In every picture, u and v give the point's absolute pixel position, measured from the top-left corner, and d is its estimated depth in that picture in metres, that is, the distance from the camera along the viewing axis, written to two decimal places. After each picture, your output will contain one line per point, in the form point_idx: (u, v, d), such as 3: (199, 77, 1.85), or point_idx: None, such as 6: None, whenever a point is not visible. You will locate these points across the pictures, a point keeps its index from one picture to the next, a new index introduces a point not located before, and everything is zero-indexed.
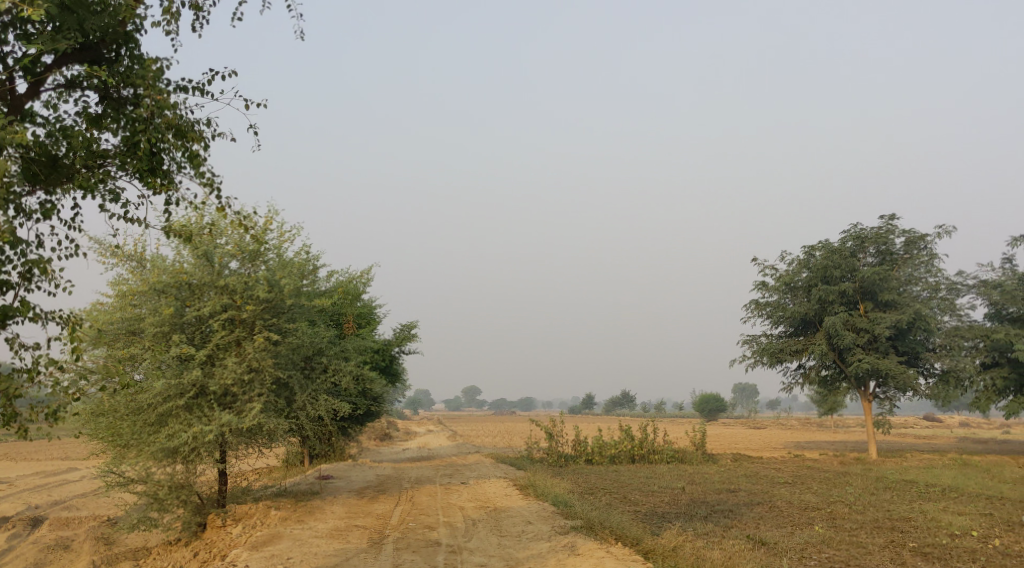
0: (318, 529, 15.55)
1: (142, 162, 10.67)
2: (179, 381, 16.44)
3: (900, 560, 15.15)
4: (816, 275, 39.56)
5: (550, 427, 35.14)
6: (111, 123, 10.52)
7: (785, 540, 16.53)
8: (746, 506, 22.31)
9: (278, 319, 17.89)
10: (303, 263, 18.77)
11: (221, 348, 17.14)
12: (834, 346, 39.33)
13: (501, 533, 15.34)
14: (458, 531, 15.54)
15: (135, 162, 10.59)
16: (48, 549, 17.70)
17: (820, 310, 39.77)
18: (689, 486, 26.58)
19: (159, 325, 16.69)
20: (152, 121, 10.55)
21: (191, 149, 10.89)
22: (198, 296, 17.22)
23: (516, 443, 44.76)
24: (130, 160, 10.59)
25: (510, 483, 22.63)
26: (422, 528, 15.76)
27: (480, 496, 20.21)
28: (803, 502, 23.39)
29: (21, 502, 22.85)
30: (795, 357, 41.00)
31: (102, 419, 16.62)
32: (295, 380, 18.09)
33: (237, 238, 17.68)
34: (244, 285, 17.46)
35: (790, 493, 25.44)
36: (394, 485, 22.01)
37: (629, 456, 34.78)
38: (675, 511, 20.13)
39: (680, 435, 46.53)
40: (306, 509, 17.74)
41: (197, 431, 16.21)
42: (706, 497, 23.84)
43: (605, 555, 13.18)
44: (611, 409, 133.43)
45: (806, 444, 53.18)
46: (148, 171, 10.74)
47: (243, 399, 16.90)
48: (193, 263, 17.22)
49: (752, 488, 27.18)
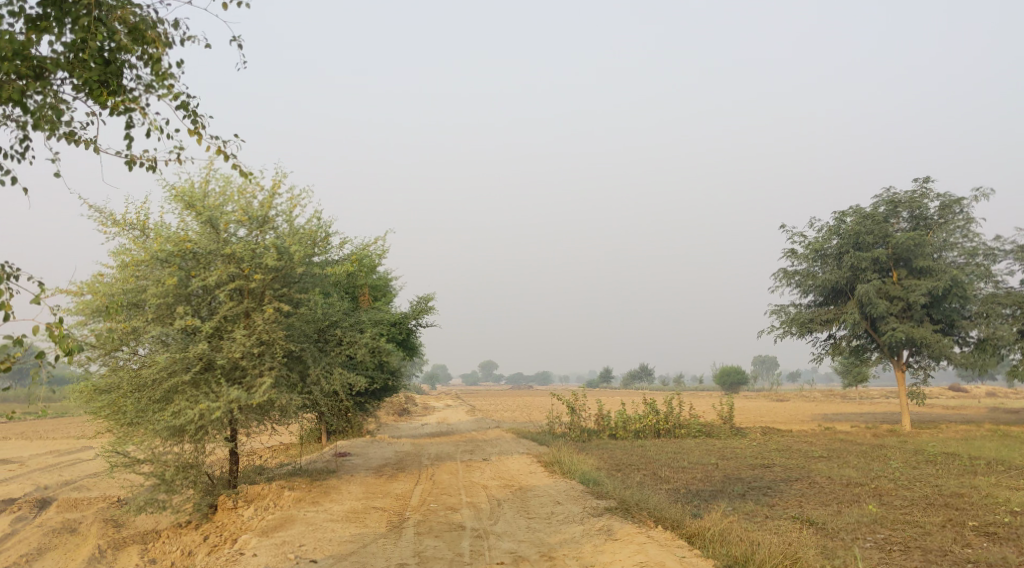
0: (333, 511, 14.55)
1: (92, 72, 9.55)
2: (184, 355, 15.47)
3: (965, 541, 13.99)
4: (848, 241, 38.07)
5: (573, 401, 34.08)
6: (53, 26, 9.37)
7: (835, 520, 15.41)
8: (783, 482, 21.17)
9: (289, 290, 16.83)
10: (315, 230, 17.56)
11: (228, 321, 16.14)
12: (867, 315, 37.90)
13: (530, 515, 14.25)
14: (484, 513, 14.48)
15: (83, 72, 9.48)
16: (53, 533, 16.81)
17: (851, 278, 38.28)
18: (721, 461, 25.49)
19: (162, 297, 15.68)
20: (101, 22, 9.37)
21: (152, 56, 9.75)
22: (204, 266, 16.08)
23: (536, 417, 43.86)
24: (78, 69, 9.48)
25: (534, 460, 21.59)
26: (444, 510, 14.71)
27: (505, 474, 19.21)
28: (843, 477, 22.22)
29: (30, 483, 22.09)
30: (826, 327, 39.61)
31: (104, 396, 15.69)
32: (309, 353, 17.07)
33: (244, 203, 16.57)
34: (252, 253, 16.28)
35: (829, 468, 24.35)
36: (414, 462, 21.12)
37: (655, 431, 33.67)
38: (712, 489, 19.00)
39: (705, 408, 45.43)
40: (321, 489, 16.77)
41: (204, 408, 15.22)
42: (741, 473, 22.76)
43: (647, 541, 12.07)
44: (630, 383, 132.28)
45: (833, 416, 51.87)
46: (99, 83, 9.61)
47: (253, 373, 15.92)
48: (198, 231, 16.13)
49: (787, 463, 26.09)
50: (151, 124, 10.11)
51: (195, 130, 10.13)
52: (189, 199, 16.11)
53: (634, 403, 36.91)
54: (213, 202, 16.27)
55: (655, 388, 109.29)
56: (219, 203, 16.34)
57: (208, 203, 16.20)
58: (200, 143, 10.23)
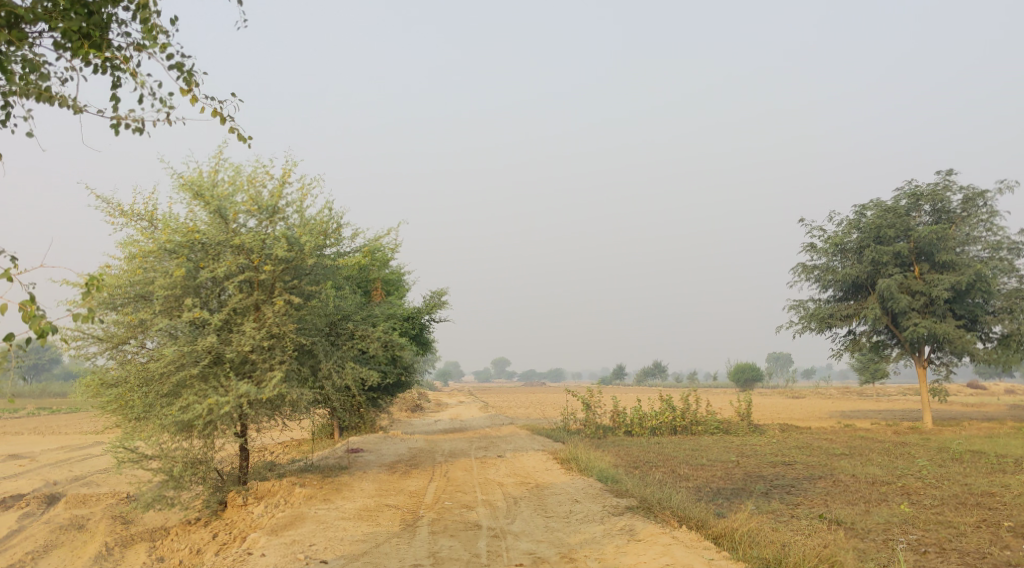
0: (345, 509, 14.11)
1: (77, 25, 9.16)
2: (193, 348, 15.08)
3: (1003, 542, 13.39)
4: (868, 235, 37.30)
5: (588, 398, 33.53)
6: None
7: (863, 520, 14.84)
8: (806, 480, 20.57)
9: (300, 282, 16.43)
10: (327, 220, 17.11)
11: (238, 313, 15.76)
12: (888, 310, 37.17)
13: (548, 514, 13.78)
14: (500, 511, 14.03)
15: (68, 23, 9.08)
16: (60, 530, 16.48)
17: (872, 272, 37.53)
18: (741, 459, 24.88)
19: (170, 289, 15.29)
20: None
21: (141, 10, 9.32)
22: (213, 257, 15.67)
23: (550, 414, 43.43)
24: (60, 20, 9.08)
25: (550, 457, 21.09)
26: (459, 508, 14.24)
27: (520, 471, 18.75)
28: (868, 475, 21.62)
29: (39, 479, 21.80)
30: (846, 323, 38.90)
31: (111, 390, 15.33)
32: (320, 347, 16.66)
33: (254, 193, 16.13)
34: (262, 243, 15.85)
35: (852, 466, 23.72)
36: (427, 459, 20.67)
37: (671, 427, 33.09)
38: (733, 488, 18.46)
39: (722, 405, 44.84)
40: (333, 486, 16.36)
41: (212, 403, 14.82)
42: (762, 471, 22.17)
43: (673, 542, 11.59)
44: (643, 380, 131.31)
45: (851, 413, 51.07)
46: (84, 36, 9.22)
47: (263, 367, 15.55)
48: (207, 221, 15.73)
49: (809, 460, 25.44)
50: (141, 83, 9.67)
51: (188, 90, 9.69)
52: (198, 188, 15.69)
53: (650, 399, 36.32)
54: (222, 192, 15.84)
55: (669, 385, 108.41)
56: (229, 193, 15.90)
57: (217, 193, 15.78)
58: (193, 104, 9.74)
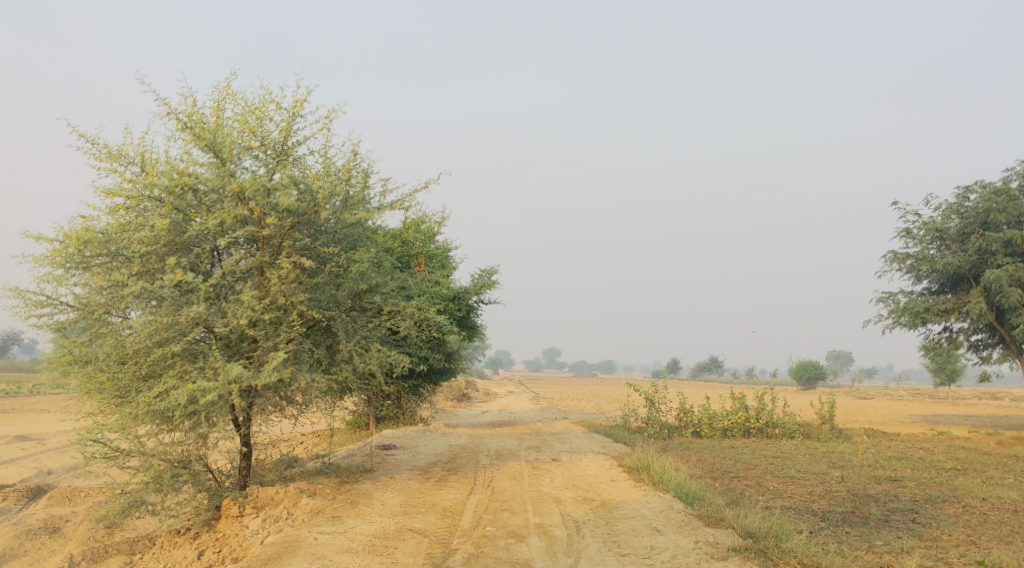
0: (356, 536, 10.97)
1: None
2: (176, 320, 12.21)
3: None
4: (974, 221, 32.62)
5: (651, 393, 29.89)
6: None
7: None
8: (929, 504, 16.69)
9: (317, 243, 13.38)
10: (349, 165, 13.93)
11: (237, 278, 12.90)
12: (994, 305, 32.52)
13: (623, 551, 10.60)
14: (559, 545, 10.81)
15: None
16: (27, 535, 13.85)
17: (977, 263, 32.78)
18: (838, 471, 21.04)
19: (152, 245, 12.42)
20: None
21: None
22: (207, 207, 12.73)
23: (608, 409, 39.98)
24: None
25: (614, 463, 17.65)
26: (505, 538, 11.02)
27: (579, 482, 15.37)
28: (1003, 500, 17.60)
29: (31, 467, 19.24)
30: (943, 318, 34.42)
31: (82, 369, 12.50)
32: (340, 323, 13.52)
33: (258, 128, 13.09)
34: (265, 190, 12.82)
35: (976, 485, 19.73)
36: (470, 461, 17.38)
37: (744, 430, 29.31)
38: (844, 512, 14.83)
39: (797, 405, 40.64)
40: (348, 497, 13.25)
41: (195, 389, 11.99)
42: (869, 489, 18.35)
43: None
44: (698, 374, 126.32)
45: (937, 419, 46.41)
46: None
47: (266, 347, 12.68)
48: (202, 161, 12.81)
49: (919, 475, 21.42)
50: None
51: None
52: (192, 122, 12.74)
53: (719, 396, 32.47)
54: (220, 126, 12.87)
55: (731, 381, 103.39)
56: (229, 127, 12.91)
57: (214, 127, 12.80)
58: None
